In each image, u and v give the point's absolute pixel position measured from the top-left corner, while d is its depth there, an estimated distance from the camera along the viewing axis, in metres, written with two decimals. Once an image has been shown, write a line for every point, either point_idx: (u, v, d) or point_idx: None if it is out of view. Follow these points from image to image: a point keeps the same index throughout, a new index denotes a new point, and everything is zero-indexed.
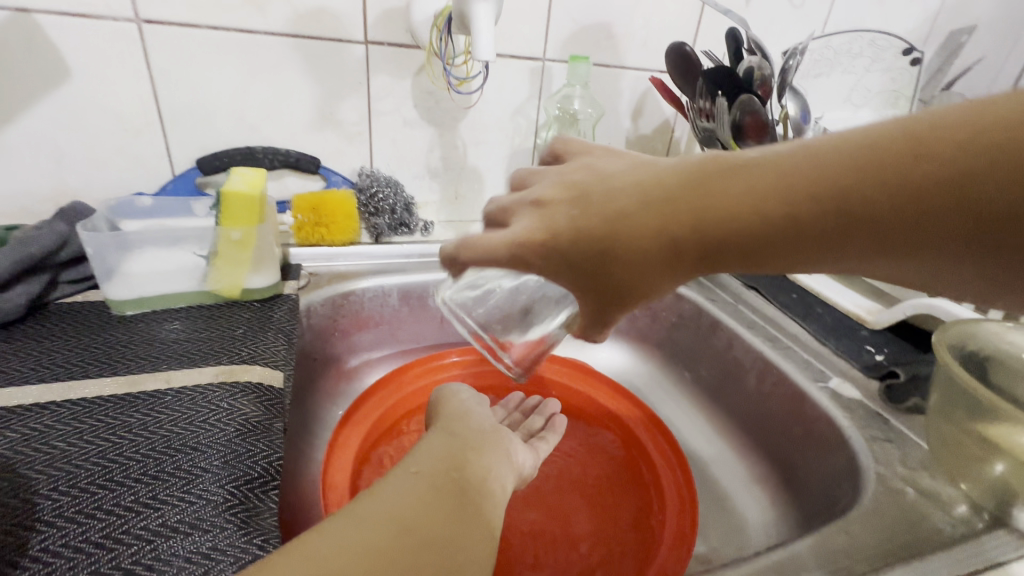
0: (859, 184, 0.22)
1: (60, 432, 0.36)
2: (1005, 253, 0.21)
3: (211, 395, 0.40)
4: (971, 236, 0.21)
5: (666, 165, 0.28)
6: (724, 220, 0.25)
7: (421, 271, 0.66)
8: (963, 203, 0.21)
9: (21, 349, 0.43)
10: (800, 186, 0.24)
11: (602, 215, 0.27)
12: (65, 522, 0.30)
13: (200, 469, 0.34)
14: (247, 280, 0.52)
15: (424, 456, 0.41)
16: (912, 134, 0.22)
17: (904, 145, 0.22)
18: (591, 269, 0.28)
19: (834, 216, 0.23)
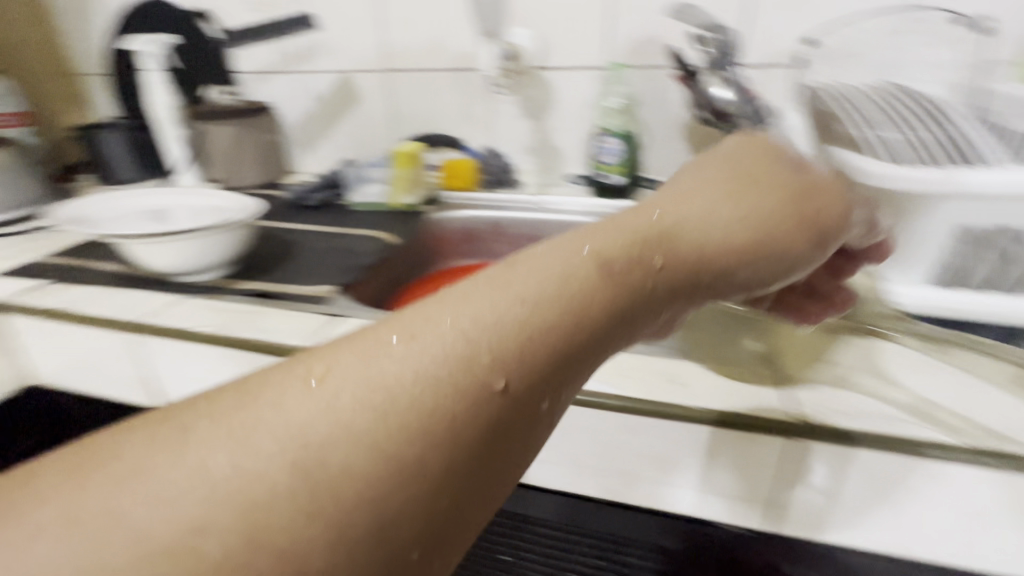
0: (676, 209, 0.35)
1: (317, 240, 0.88)
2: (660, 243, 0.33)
3: (368, 242, 0.89)
4: (641, 218, 0.34)
5: (747, 214, 0.35)
6: (756, 244, 0.34)
7: (507, 210, 1.03)
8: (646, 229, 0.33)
9: (333, 216, 1.01)
10: (712, 222, 0.34)
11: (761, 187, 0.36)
12: (292, 258, 0.81)
13: (344, 258, 0.83)
14: (404, 200, 1.00)
15: (478, 354, 0.25)
16: (653, 226, 0.34)
17: (741, 181, 0.36)
18: (785, 206, 0.36)
19: (649, 228, 0.33)
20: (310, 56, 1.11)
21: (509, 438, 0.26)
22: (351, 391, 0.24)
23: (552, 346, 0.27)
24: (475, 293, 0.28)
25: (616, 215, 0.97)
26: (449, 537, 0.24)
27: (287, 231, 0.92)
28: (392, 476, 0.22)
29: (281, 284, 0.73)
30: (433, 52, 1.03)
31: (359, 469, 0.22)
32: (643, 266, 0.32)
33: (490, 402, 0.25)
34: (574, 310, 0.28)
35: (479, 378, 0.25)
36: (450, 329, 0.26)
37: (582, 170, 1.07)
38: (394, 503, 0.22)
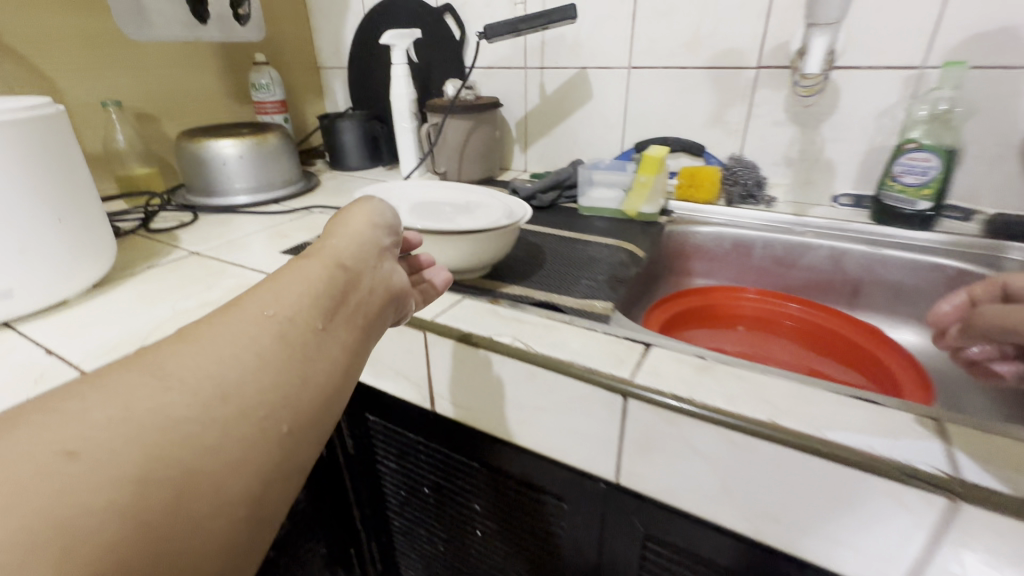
0: (345, 252, 0.44)
1: (557, 244, 0.83)
2: (322, 306, 0.39)
3: (612, 250, 0.82)
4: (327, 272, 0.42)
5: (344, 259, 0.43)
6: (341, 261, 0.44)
7: (756, 229, 0.90)
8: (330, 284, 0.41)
9: (560, 218, 0.96)
10: (349, 242, 0.46)
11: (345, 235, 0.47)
12: (544, 263, 0.77)
13: (597, 269, 0.76)
14: (642, 207, 0.92)
15: (314, 339, 0.36)
16: (336, 277, 0.41)
17: (328, 269, 0.42)
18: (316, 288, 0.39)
19: (335, 266, 0.42)
20: (545, 51, 1.07)
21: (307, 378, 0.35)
22: (194, 375, 0.30)
23: (314, 328, 0.37)
24: (288, 295, 0.37)
25: (911, 248, 0.79)
26: (278, 431, 0.32)
27: (525, 232, 0.88)
28: (257, 396, 0.32)
29: (547, 291, 0.67)
30: (689, 48, 0.93)
31: (208, 399, 0.30)
32: (332, 280, 0.41)
33: (287, 348, 0.35)
34: (310, 317, 0.37)
35: (291, 334, 0.35)
36: (252, 317, 0.35)
37: (853, 189, 0.89)
38: (247, 406, 0.31)
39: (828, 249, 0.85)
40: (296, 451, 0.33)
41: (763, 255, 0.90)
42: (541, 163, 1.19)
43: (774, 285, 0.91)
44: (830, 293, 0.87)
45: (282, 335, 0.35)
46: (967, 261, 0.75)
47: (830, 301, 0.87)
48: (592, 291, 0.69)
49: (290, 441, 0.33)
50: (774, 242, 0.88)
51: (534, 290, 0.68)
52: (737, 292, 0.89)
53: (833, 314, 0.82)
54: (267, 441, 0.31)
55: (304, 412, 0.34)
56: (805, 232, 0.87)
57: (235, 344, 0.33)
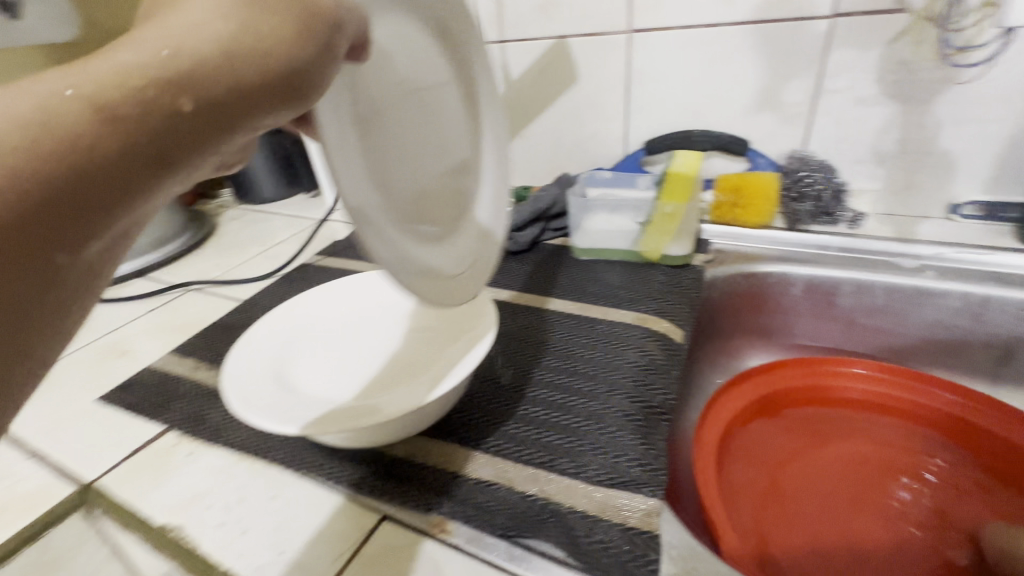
0: (193, 49, 0.18)
1: (546, 328, 0.53)
2: (131, 170, 0.18)
3: (634, 333, 0.52)
4: (160, 105, 0.18)
5: (196, 72, 0.18)
6: (173, 74, 0.17)
7: (840, 265, 0.60)
8: (153, 122, 0.18)
9: (545, 268, 0.65)
10: (219, 56, 0.18)
11: (177, 19, 0.18)
12: (530, 381, 0.46)
13: (617, 383, 0.46)
14: (667, 247, 0.62)
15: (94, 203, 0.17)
16: (140, 96, 0.17)
17: (134, 80, 0.17)
18: (82, 170, 0.16)
19: (174, 102, 0.18)
20: (504, 19, 0.74)
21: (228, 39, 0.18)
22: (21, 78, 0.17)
23: (236, 68, 0.19)
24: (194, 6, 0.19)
25: None
26: (128, 202, 0.18)
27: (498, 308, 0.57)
28: (75, 168, 0.16)
29: (539, 466, 0.38)
30: None
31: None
32: (166, 123, 0.18)
33: (139, 156, 0.18)
34: (134, 93, 0.17)
35: (152, 83, 0.17)
36: (107, 55, 0.17)
37: (986, 194, 0.59)
38: (83, 162, 0.16)
39: (963, 297, 0.55)
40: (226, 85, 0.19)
41: (853, 304, 0.60)
42: (514, 175, 0.87)
43: (865, 346, 0.62)
44: (961, 358, 0.58)
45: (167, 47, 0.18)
46: None
47: (961, 370, 0.58)
48: (619, 454, 0.39)
49: (215, 76, 0.18)
50: (873, 286, 0.58)
51: (517, 465, 0.38)
52: (833, 366, 0.60)
53: (992, 409, 0.52)
54: (122, 134, 0.17)
55: (222, 84, 0.19)
56: (921, 269, 0.57)
57: None
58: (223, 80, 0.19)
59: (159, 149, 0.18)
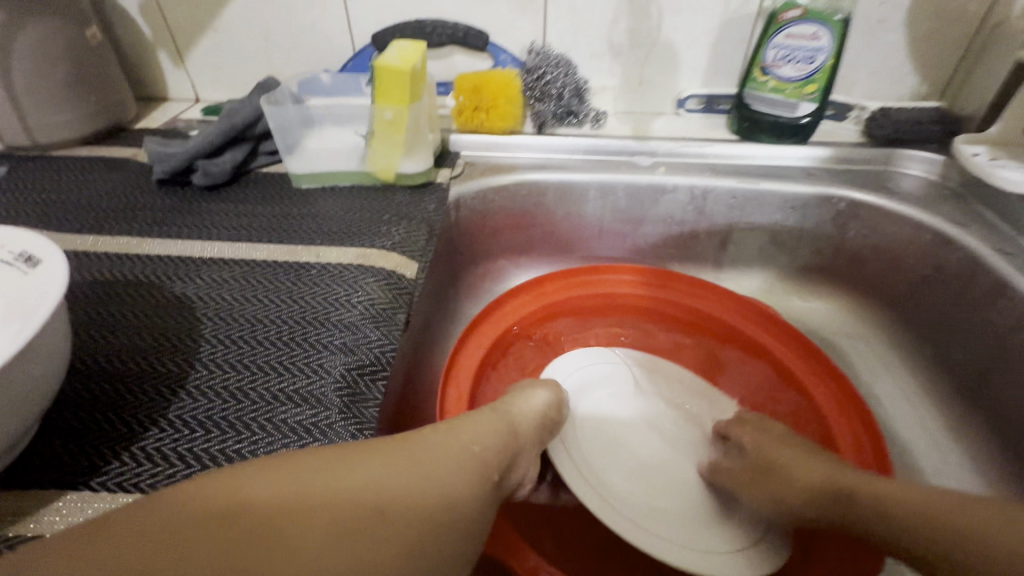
0: (454, 496, 0.26)
1: (232, 287, 0.40)
2: (373, 545, 0.22)
3: (350, 276, 0.42)
4: (443, 521, 0.25)
5: (451, 487, 0.26)
6: (423, 503, 0.25)
7: (584, 169, 0.57)
8: (434, 516, 0.24)
9: (251, 204, 0.50)
10: (446, 479, 0.26)
11: (441, 453, 0.28)
12: (196, 365, 0.34)
13: (321, 346, 0.36)
14: (400, 164, 0.51)
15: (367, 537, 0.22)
16: (440, 514, 0.25)
17: (448, 518, 0.25)
18: (384, 543, 0.22)
19: (454, 518, 0.25)
20: None
21: (449, 506, 0.25)
22: (440, 450, 0.28)
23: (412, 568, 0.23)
24: (439, 454, 0.27)
25: (787, 178, 0.55)
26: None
27: (166, 266, 0.42)
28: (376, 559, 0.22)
29: None
30: None
31: (350, 545, 0.22)
32: (449, 523, 0.25)
33: (430, 523, 0.24)
34: (457, 509, 0.26)
35: (419, 518, 0.24)
36: (451, 440, 0.29)
37: (703, 87, 0.61)
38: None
39: (688, 191, 0.56)
40: (436, 570, 0.24)
41: (600, 209, 0.59)
42: (219, 84, 0.66)
43: (616, 250, 0.62)
44: (691, 250, 0.61)
45: (416, 504, 0.24)
46: (859, 189, 0.53)
47: (692, 261, 0.62)
48: (304, 444, 0.30)
49: (439, 526, 0.25)
50: (614, 188, 0.57)
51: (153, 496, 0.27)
52: (587, 276, 0.59)
53: (719, 299, 0.57)
54: (459, 514, 0.26)
55: (435, 566, 0.24)
56: (653, 167, 0.57)
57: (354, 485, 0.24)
58: (424, 558, 0.23)
59: (423, 532, 0.24)
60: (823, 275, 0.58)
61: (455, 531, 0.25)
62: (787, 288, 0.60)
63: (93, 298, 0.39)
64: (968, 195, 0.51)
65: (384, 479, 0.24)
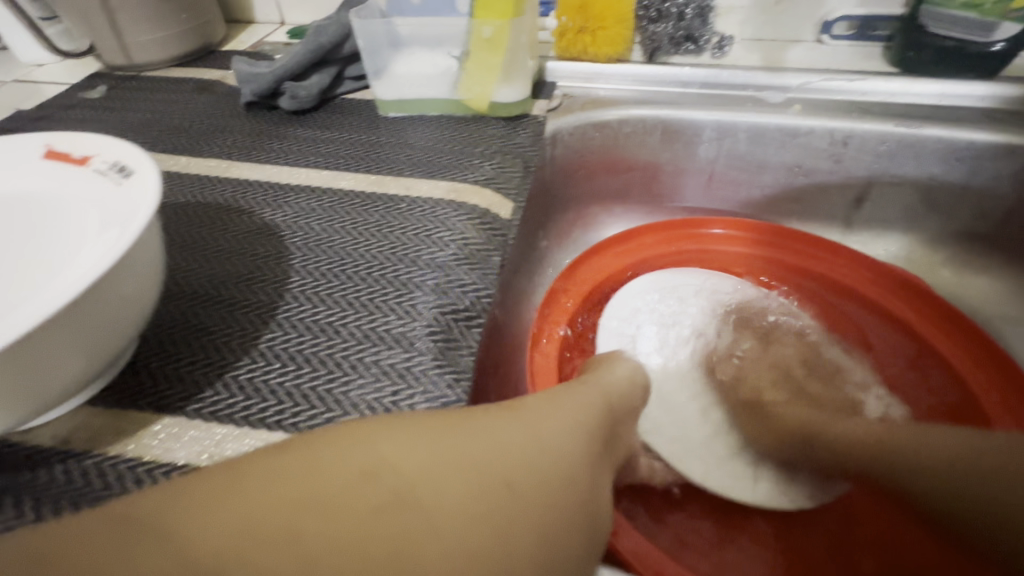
0: (578, 467, 0.23)
1: (319, 217, 0.38)
2: (515, 514, 0.19)
3: (442, 212, 0.38)
4: (574, 487, 0.22)
5: (575, 455, 0.24)
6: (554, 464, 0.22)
7: (703, 105, 0.49)
8: (565, 488, 0.22)
9: (337, 131, 0.47)
10: (568, 447, 0.24)
11: (558, 420, 0.25)
12: (285, 296, 0.32)
13: (413, 286, 0.33)
14: (495, 91, 0.46)
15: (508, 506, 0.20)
16: (570, 478, 0.22)
17: (575, 470, 0.23)
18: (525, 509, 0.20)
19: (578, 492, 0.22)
20: None
21: (577, 471, 0.23)
22: (556, 413, 0.26)
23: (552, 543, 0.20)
24: (558, 419, 0.25)
25: (961, 122, 0.45)
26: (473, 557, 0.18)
27: (255, 191, 0.40)
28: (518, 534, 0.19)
29: None
30: None
31: (492, 500, 0.19)
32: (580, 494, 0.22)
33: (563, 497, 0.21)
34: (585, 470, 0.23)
35: (552, 489, 0.21)
36: (562, 409, 0.26)
37: (859, 7, 0.50)
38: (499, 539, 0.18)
39: (828, 135, 0.47)
40: (573, 547, 0.21)
41: (715, 153, 0.51)
42: (303, 5, 0.62)
43: (726, 202, 0.55)
44: (819, 206, 0.53)
45: (547, 467, 0.22)
46: None
47: (817, 219, 0.54)
48: (397, 390, 0.28)
49: (572, 495, 0.22)
50: (736, 128, 0.49)
51: (248, 430, 0.26)
52: (692, 231, 0.52)
53: (851, 266, 0.48)
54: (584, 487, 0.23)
55: (571, 540, 0.21)
56: (787, 105, 0.48)
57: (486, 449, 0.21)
58: (562, 530, 0.20)
59: (559, 504, 0.21)
60: (988, 245, 0.48)
61: (585, 501, 0.22)
62: (936, 257, 0.50)
63: (185, 221, 0.38)
64: None
65: (513, 442, 0.22)
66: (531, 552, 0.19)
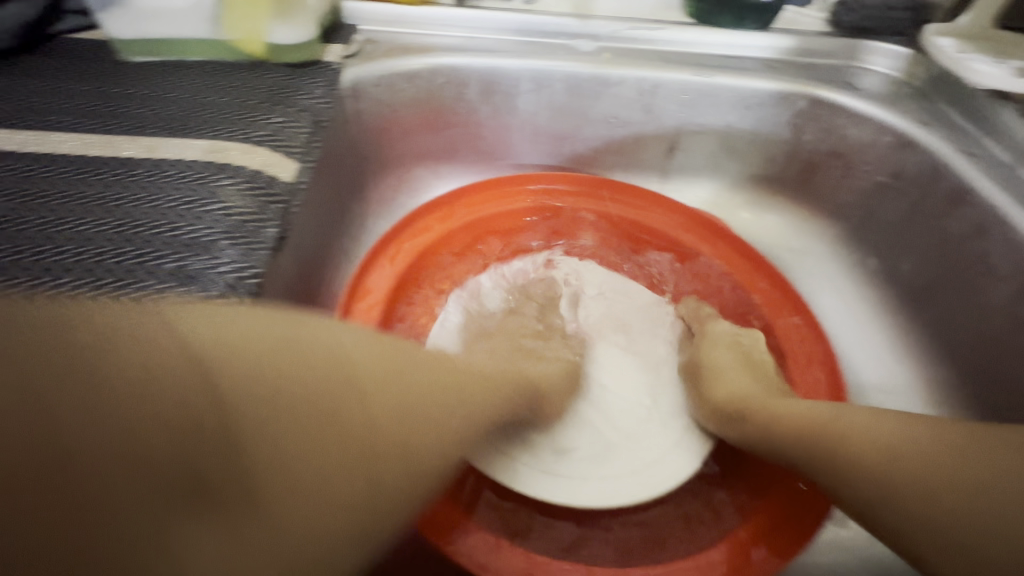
0: (461, 412, 0.29)
1: (34, 194, 0.30)
2: (390, 441, 0.26)
3: (197, 176, 0.31)
4: (453, 427, 0.29)
5: (459, 398, 0.30)
6: (436, 407, 0.28)
7: (517, 54, 0.47)
8: (442, 428, 0.28)
9: (54, 82, 0.36)
10: (460, 397, 0.30)
11: (460, 375, 0.31)
12: (1, 271, 0.27)
13: (145, 272, 0.27)
14: (271, 31, 0.38)
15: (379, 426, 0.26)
16: (455, 410, 0.29)
17: (461, 408, 0.30)
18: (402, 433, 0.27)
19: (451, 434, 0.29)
20: None
21: (452, 415, 0.29)
22: (461, 368, 0.31)
23: (418, 457, 0.27)
24: (452, 376, 0.30)
25: (746, 71, 0.48)
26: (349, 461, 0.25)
27: None
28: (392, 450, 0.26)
29: None
30: None
31: (290, 417, 0.24)
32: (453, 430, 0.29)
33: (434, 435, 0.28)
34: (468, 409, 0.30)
35: (435, 427, 0.28)
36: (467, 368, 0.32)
37: None
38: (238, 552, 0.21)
39: (637, 86, 0.48)
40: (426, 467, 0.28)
41: (535, 107, 0.49)
42: None
43: (552, 158, 0.54)
44: (636, 158, 0.54)
45: (432, 412, 0.28)
46: (823, 85, 0.47)
47: (636, 171, 0.55)
48: None
49: (441, 434, 0.28)
50: (552, 79, 0.47)
51: None
52: (512, 186, 0.50)
53: (666, 213, 0.50)
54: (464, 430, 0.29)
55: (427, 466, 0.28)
56: (599, 55, 0.48)
57: (396, 376, 0.28)
58: (422, 459, 0.27)
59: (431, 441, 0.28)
60: (773, 186, 0.53)
61: (446, 450, 0.28)
62: (736, 200, 0.55)
63: None
64: (932, 93, 0.46)
65: (408, 383, 0.28)
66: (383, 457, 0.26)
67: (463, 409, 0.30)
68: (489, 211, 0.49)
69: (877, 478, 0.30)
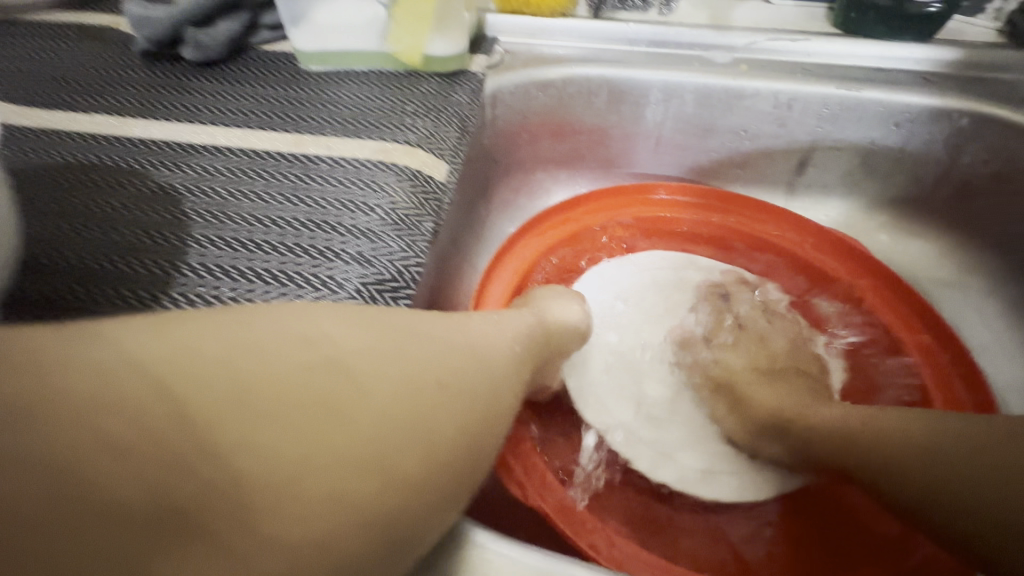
0: (501, 381, 0.28)
1: (222, 179, 0.33)
2: (454, 415, 0.24)
3: (366, 172, 0.34)
4: (501, 400, 0.27)
5: (496, 367, 0.28)
6: (482, 379, 0.27)
7: (650, 65, 0.47)
8: (493, 401, 0.26)
9: (249, 86, 0.42)
10: (493, 362, 0.28)
11: (489, 342, 0.29)
12: (195, 243, 0.29)
13: (333, 254, 0.29)
14: (429, 44, 0.42)
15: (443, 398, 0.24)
16: (497, 383, 0.27)
17: (502, 379, 0.28)
18: (464, 410, 0.24)
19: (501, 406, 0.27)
20: None
21: (499, 391, 0.27)
22: (482, 331, 0.30)
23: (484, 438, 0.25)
24: (485, 344, 0.29)
25: (899, 84, 0.45)
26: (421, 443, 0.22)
27: (148, 152, 0.35)
28: (462, 433, 0.24)
29: None
30: None
31: (351, 401, 0.21)
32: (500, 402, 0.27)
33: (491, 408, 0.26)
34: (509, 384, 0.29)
35: (489, 403, 0.26)
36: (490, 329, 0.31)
37: None
38: (359, 516, 0.19)
39: (774, 97, 0.46)
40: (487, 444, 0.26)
41: (662, 117, 0.49)
42: None
43: (671, 168, 0.54)
44: (763, 171, 0.52)
45: (480, 385, 0.26)
46: (992, 101, 0.43)
47: (761, 185, 0.53)
48: None
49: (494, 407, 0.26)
50: (683, 90, 0.47)
51: None
52: (632, 196, 0.50)
53: (795, 230, 0.48)
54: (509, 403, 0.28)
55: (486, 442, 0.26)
56: (734, 66, 0.47)
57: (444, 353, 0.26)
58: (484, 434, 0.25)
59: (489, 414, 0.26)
60: (919, 208, 0.49)
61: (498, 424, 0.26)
62: (872, 221, 0.51)
63: (61, 184, 0.32)
64: None
65: (456, 360, 0.26)
66: (452, 438, 0.23)
67: (501, 380, 0.28)
68: (608, 219, 0.50)
69: (905, 481, 0.30)
